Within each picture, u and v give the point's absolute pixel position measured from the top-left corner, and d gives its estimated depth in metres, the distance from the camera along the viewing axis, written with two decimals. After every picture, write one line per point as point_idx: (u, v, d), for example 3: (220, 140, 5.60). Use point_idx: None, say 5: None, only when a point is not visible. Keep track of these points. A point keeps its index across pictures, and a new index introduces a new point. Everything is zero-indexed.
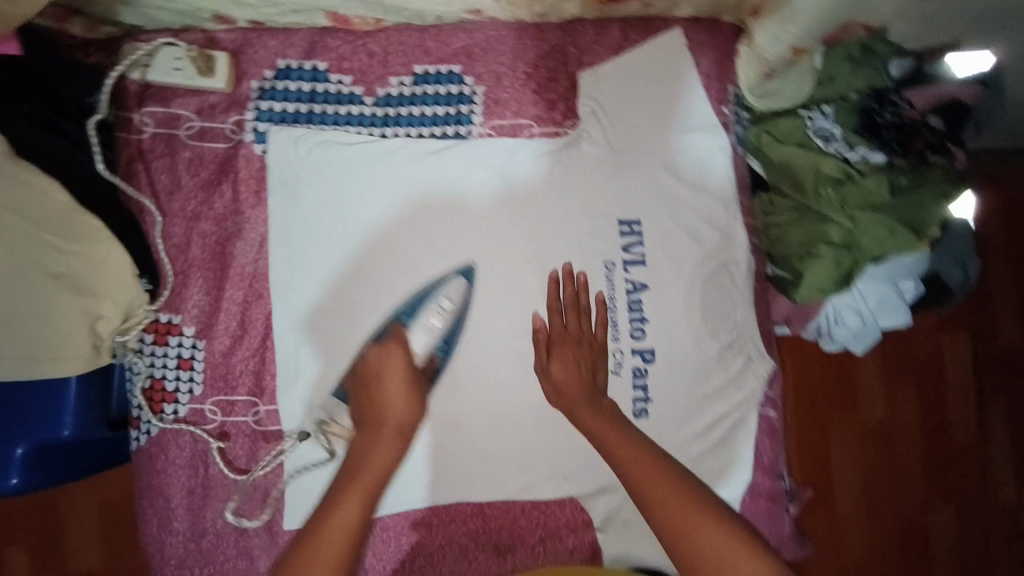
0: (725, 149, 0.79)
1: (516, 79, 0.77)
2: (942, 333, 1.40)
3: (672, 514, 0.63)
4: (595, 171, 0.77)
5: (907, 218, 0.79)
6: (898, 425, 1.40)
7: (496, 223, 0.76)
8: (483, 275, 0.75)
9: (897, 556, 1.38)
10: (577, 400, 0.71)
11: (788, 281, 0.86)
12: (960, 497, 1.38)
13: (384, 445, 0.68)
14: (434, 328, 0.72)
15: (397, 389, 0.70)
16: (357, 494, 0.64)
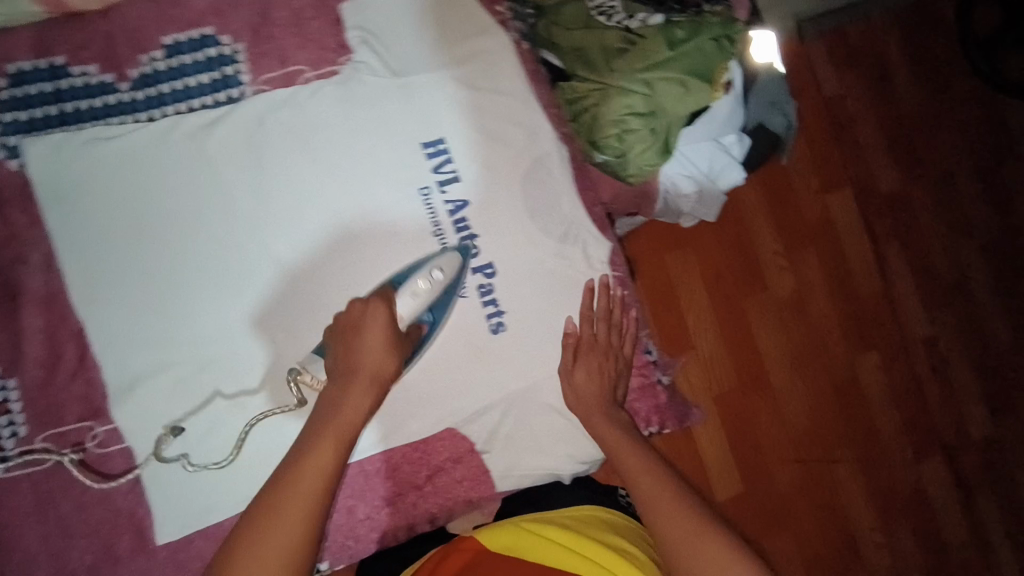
0: (508, 46, 0.78)
1: (274, 27, 0.74)
2: (827, 195, 1.67)
3: (642, 484, 0.71)
4: (383, 100, 0.75)
5: (698, 71, 0.80)
6: (808, 289, 1.66)
7: (305, 184, 0.74)
8: (305, 240, 0.74)
9: (829, 395, 1.66)
10: (594, 405, 0.76)
11: (615, 163, 0.88)
12: (869, 335, 1.69)
13: (358, 395, 0.64)
14: (422, 291, 0.70)
15: (377, 349, 0.65)
16: (334, 439, 0.61)
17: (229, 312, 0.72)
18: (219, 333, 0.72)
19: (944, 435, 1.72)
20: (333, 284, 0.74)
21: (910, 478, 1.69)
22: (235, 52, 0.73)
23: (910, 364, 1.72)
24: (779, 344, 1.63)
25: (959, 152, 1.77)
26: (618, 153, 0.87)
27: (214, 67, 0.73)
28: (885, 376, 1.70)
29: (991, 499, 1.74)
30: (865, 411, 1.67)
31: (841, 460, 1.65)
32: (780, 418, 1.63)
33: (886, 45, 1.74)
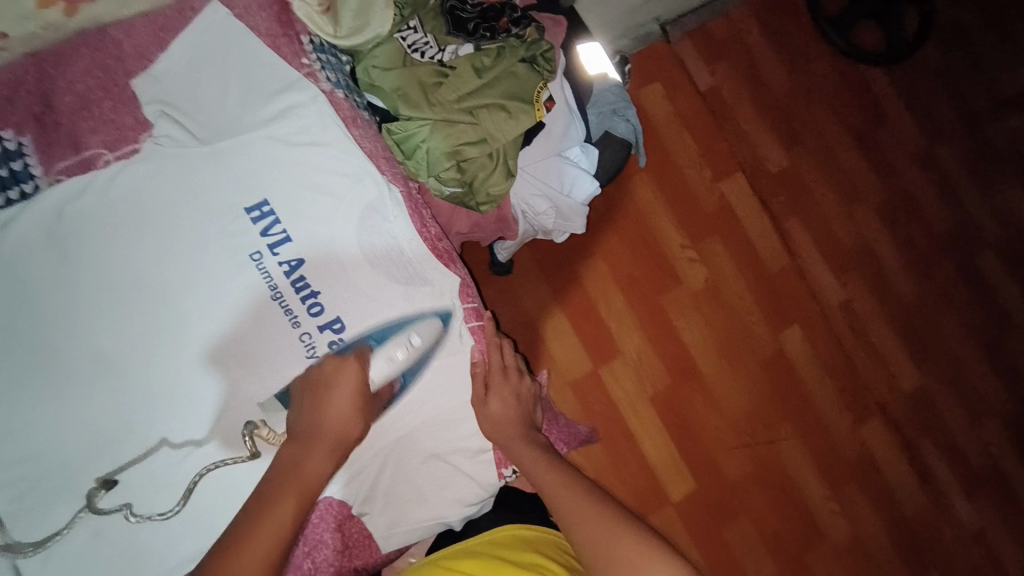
0: (318, 96, 0.76)
1: (60, 114, 0.71)
2: (720, 183, 1.71)
3: (563, 499, 0.74)
4: (194, 170, 0.72)
5: (516, 92, 0.83)
6: (721, 277, 1.69)
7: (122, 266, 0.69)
8: (129, 326, 0.69)
9: (761, 376, 1.68)
10: (509, 431, 0.78)
11: (462, 194, 0.87)
12: (788, 310, 1.72)
13: (320, 454, 0.69)
14: (398, 357, 0.73)
15: (349, 403, 0.70)
16: (298, 492, 0.67)
17: (57, 418, 0.67)
18: (52, 443, 0.67)
19: (876, 394, 1.77)
20: (170, 364, 0.69)
21: (851, 442, 1.72)
22: (21, 146, 0.69)
23: (833, 330, 1.76)
24: (702, 333, 1.65)
25: (837, 125, 1.84)
26: (462, 182, 0.86)
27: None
28: (810, 347, 1.73)
29: (931, 447, 1.78)
30: (799, 385, 1.70)
31: (782, 437, 1.66)
32: (716, 406, 1.63)
33: (751, 33, 1.79)
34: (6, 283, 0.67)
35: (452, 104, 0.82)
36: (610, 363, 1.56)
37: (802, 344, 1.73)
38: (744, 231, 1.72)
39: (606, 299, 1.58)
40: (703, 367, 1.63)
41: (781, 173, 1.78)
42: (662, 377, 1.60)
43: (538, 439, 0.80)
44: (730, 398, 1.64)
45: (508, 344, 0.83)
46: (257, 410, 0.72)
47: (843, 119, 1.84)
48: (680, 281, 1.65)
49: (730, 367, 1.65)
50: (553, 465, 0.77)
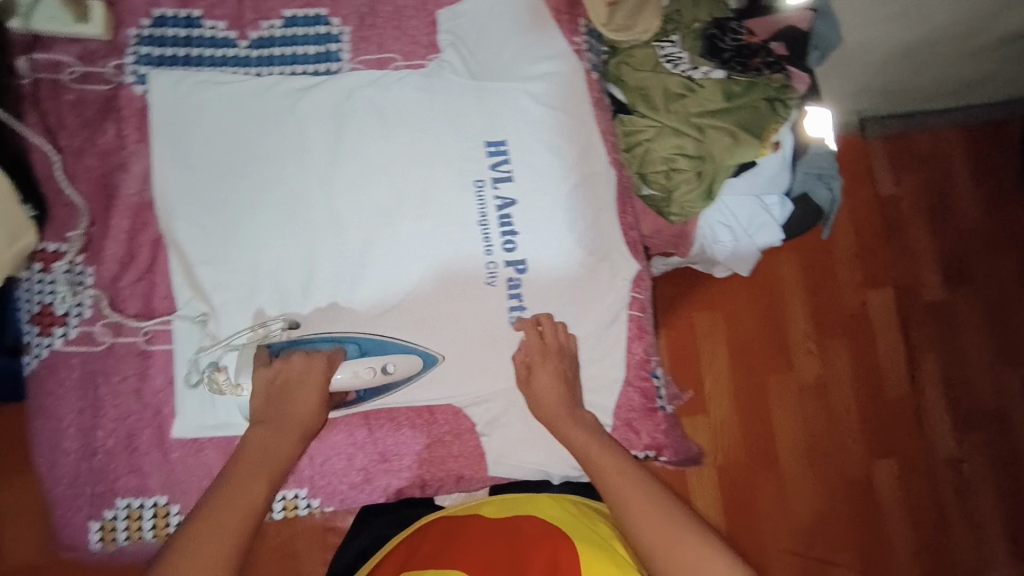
0: (578, 74, 0.87)
1: (378, 17, 0.84)
2: (867, 289, 1.66)
3: (613, 482, 0.70)
4: (459, 97, 0.83)
5: (750, 125, 0.86)
6: (834, 379, 1.63)
7: (380, 153, 0.82)
8: (371, 203, 0.81)
9: (840, 494, 1.59)
10: (557, 413, 0.76)
11: (658, 198, 0.93)
12: (892, 441, 1.63)
13: (258, 479, 0.65)
14: (363, 373, 0.74)
15: (305, 401, 0.71)
16: (235, 524, 0.61)
17: (286, 251, 0.79)
18: (273, 268, 0.79)
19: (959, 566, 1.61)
20: (385, 243, 0.81)
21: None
22: (341, 34, 0.83)
23: (932, 481, 1.64)
24: (794, 427, 1.60)
25: (1015, 278, 1.71)
26: (664, 189, 0.92)
27: (322, 43, 0.82)
28: (900, 486, 1.62)
29: None
30: (878, 520, 1.60)
31: (841, 563, 1.57)
32: (783, 503, 1.57)
33: (954, 157, 1.72)
34: (297, 132, 0.81)
35: (685, 117, 0.87)
36: (695, 417, 1.55)
37: (895, 480, 1.62)
38: (873, 345, 1.65)
39: (713, 357, 1.58)
40: (783, 460, 1.58)
41: (936, 303, 1.69)
42: (740, 451, 1.57)
43: (579, 416, 0.77)
44: (800, 502, 1.57)
45: (563, 326, 0.80)
46: (429, 308, 0.80)
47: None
48: (790, 368, 1.61)
49: (813, 472, 1.59)
50: (608, 447, 0.73)
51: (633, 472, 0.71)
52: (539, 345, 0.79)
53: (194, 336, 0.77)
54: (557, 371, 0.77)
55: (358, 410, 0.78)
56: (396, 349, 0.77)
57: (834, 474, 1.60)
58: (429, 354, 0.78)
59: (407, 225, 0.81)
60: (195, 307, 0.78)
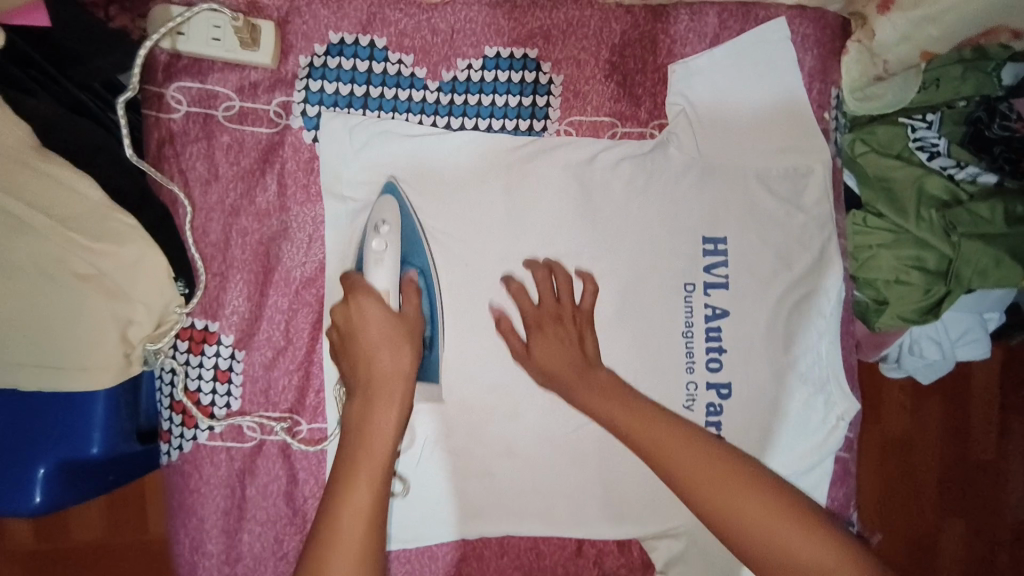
0: (825, 161, 0.71)
1: (598, 67, 0.68)
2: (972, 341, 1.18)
3: (667, 447, 0.55)
4: (681, 181, 0.69)
5: (1016, 248, 0.71)
6: (922, 440, 1.16)
7: (577, 232, 0.68)
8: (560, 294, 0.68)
9: None
10: (575, 382, 0.61)
11: (869, 306, 0.80)
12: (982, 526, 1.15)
13: (384, 409, 0.54)
14: (379, 252, 0.61)
15: (381, 326, 0.57)
16: (372, 470, 0.52)
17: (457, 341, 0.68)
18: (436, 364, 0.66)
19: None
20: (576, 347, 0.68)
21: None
22: (551, 84, 0.67)
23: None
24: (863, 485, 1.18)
25: None
26: (878, 296, 0.79)
27: (528, 93, 0.67)
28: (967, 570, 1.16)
29: None
30: None
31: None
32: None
33: None
34: (484, 201, 0.67)
35: (938, 227, 0.72)
36: None
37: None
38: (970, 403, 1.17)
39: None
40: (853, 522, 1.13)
41: None
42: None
43: (601, 382, 0.61)
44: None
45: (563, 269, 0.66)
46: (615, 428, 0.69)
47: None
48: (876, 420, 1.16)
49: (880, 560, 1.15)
50: (658, 421, 0.57)
51: (706, 445, 0.55)
52: (534, 309, 0.64)
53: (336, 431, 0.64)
54: (560, 337, 0.63)
55: (529, 534, 0.70)
56: (412, 221, 0.64)
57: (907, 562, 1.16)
58: (390, 183, 0.65)
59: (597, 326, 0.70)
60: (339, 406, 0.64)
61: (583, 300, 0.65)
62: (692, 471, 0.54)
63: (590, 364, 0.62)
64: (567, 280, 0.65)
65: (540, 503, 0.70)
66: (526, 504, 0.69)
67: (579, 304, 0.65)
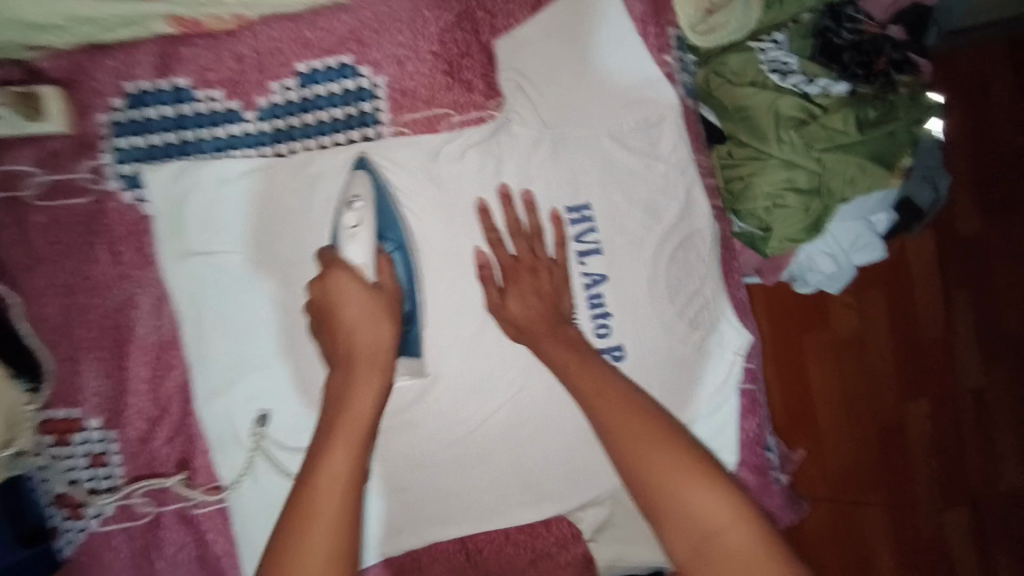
0: (674, 106, 0.70)
1: (421, 61, 0.64)
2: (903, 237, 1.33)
3: (602, 400, 0.56)
4: (532, 157, 0.67)
5: (878, 154, 0.71)
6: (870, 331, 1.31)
7: (432, 232, 0.66)
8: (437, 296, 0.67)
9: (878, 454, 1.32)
10: (540, 330, 0.64)
11: (757, 237, 0.79)
12: (930, 392, 1.33)
13: (363, 375, 0.56)
14: (354, 227, 0.62)
15: (359, 305, 0.59)
16: (351, 434, 0.52)
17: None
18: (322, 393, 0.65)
19: (986, 518, 1.34)
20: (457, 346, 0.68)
21: (935, 533, 1.32)
22: (375, 87, 0.64)
23: (987, 428, 1.36)
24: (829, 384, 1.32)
25: None
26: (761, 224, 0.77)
27: (352, 102, 0.64)
28: (932, 434, 1.33)
29: None
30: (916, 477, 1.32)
31: (872, 500, 1.30)
32: (819, 460, 1.29)
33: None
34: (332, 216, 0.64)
35: (800, 147, 0.71)
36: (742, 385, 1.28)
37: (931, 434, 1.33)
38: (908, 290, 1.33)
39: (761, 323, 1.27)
40: (821, 415, 1.29)
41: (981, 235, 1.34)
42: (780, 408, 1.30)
43: (567, 334, 0.64)
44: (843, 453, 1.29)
45: (558, 215, 0.68)
46: (519, 416, 0.70)
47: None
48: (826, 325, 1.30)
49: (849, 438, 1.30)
50: (591, 364, 0.60)
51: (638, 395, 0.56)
52: (510, 259, 0.66)
53: (246, 470, 0.65)
54: (533, 284, 0.65)
55: (453, 536, 0.72)
56: (393, 207, 0.64)
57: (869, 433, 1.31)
58: (360, 158, 0.64)
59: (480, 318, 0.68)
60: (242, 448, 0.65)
61: (555, 254, 0.67)
62: (621, 413, 0.54)
63: (560, 320, 0.65)
64: (536, 227, 0.67)
65: (459, 503, 0.71)
66: (448, 507, 0.71)
67: (554, 260, 0.67)
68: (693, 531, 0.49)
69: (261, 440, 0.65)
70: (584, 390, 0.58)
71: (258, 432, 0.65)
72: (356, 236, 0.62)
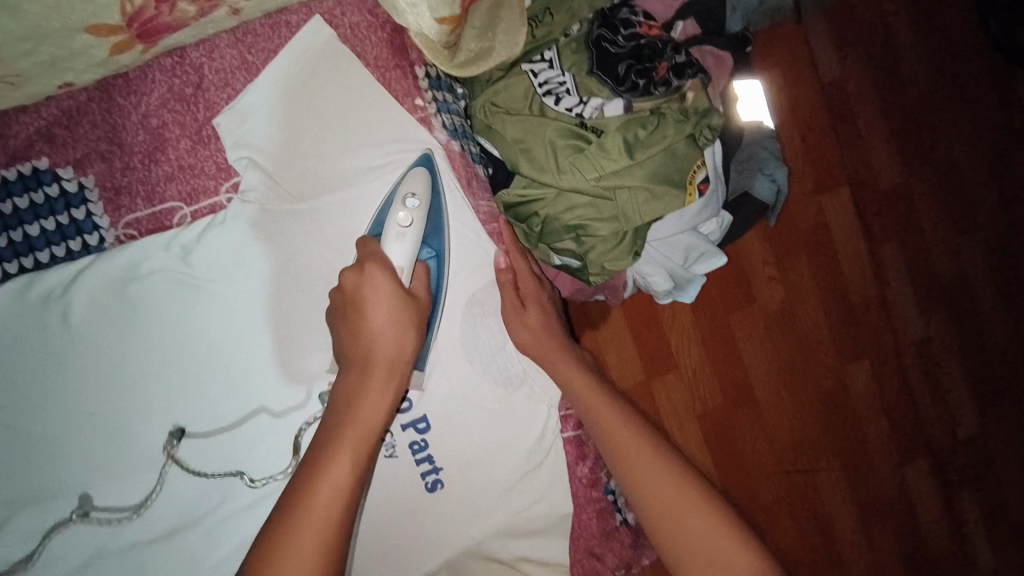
0: (429, 154, 0.65)
1: (130, 154, 0.59)
2: (820, 194, 1.25)
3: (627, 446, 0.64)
4: (281, 236, 0.63)
5: (663, 172, 0.66)
6: (800, 300, 1.26)
7: (203, 323, 0.62)
8: (219, 392, 0.63)
9: (824, 418, 1.29)
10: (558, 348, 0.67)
11: (576, 268, 0.75)
12: (872, 350, 1.31)
13: (379, 391, 0.56)
14: (405, 227, 0.60)
15: (389, 306, 0.57)
16: (357, 443, 0.53)
17: (113, 496, 0.61)
18: (131, 493, 0.61)
19: (943, 463, 1.36)
20: (246, 447, 0.63)
21: (893, 483, 1.33)
22: (83, 188, 0.58)
23: (932, 375, 1.36)
24: (768, 364, 1.25)
25: None
26: (578, 256, 0.73)
27: (60, 209, 0.58)
28: (878, 393, 1.32)
29: None
30: (867, 435, 1.31)
31: (826, 469, 1.28)
32: (766, 438, 1.26)
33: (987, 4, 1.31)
34: (89, 325, 0.60)
35: (581, 177, 0.66)
36: (663, 376, 1.19)
37: (876, 391, 1.32)
38: (833, 250, 1.27)
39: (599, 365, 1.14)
40: (761, 396, 1.24)
41: (898, 184, 1.32)
42: (713, 396, 1.22)
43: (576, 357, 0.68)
44: (788, 424, 1.26)
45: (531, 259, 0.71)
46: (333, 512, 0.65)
47: (999, 170, 1.35)
48: (750, 303, 1.23)
49: (792, 410, 1.26)
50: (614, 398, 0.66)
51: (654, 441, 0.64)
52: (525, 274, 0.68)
53: (115, 537, 0.61)
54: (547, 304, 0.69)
55: None
56: (437, 193, 0.64)
57: (814, 400, 1.28)
58: (426, 153, 0.64)
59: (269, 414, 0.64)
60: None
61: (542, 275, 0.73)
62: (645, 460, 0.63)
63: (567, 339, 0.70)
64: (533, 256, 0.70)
65: None
66: None
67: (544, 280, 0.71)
68: (695, 558, 0.59)
69: (173, 450, 0.61)
70: (607, 426, 0.65)
71: (170, 448, 0.61)
72: (398, 233, 0.60)
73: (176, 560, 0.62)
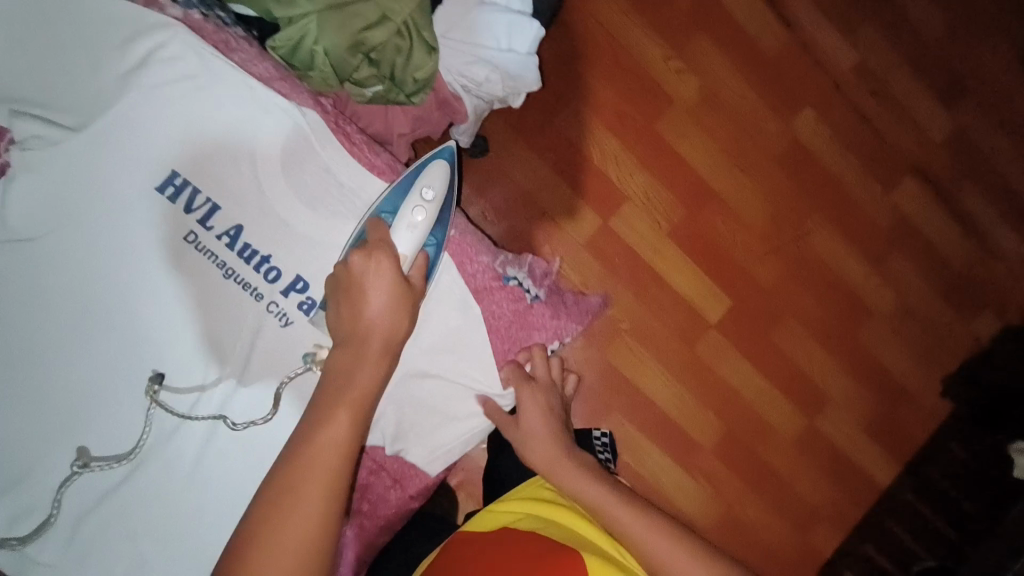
0: (174, 34, 0.64)
1: None
2: None
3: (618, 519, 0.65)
4: (77, 171, 0.63)
5: None
6: (716, 75, 1.05)
7: (61, 277, 0.64)
8: (112, 329, 0.65)
9: (795, 185, 1.08)
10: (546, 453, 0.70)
11: (388, 91, 0.74)
12: (826, 97, 1.07)
13: (345, 414, 0.55)
14: (417, 222, 0.64)
15: (389, 295, 0.60)
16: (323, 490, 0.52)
17: (98, 444, 0.65)
18: (119, 439, 0.66)
19: (989, 190, 1.11)
20: (173, 360, 0.66)
21: (887, 217, 1.10)
22: None
23: (885, 96, 1.09)
24: (711, 153, 1.05)
25: None
26: (381, 78, 0.72)
27: None
28: (840, 141, 1.09)
29: None
30: (858, 192, 1.09)
31: (816, 230, 1.09)
32: (743, 231, 1.07)
33: None
34: None
35: None
36: (621, 210, 1.03)
37: (843, 140, 1.08)
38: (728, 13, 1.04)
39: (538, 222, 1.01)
40: (717, 187, 1.05)
41: None
42: (676, 211, 1.05)
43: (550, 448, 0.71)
44: (758, 204, 1.07)
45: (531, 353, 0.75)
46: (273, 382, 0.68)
47: None
48: (667, 102, 1.03)
49: (755, 189, 1.07)
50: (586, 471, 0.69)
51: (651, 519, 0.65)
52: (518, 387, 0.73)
53: (118, 477, 0.66)
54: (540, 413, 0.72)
55: None
56: (447, 196, 0.68)
57: (776, 167, 1.07)
58: (443, 152, 0.68)
59: (173, 330, 0.66)
60: (39, 567, 0.65)
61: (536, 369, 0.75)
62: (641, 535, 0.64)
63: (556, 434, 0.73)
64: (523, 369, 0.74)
65: None
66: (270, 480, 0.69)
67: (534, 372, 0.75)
68: None
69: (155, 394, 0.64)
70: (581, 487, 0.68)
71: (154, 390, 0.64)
72: (407, 230, 0.64)
73: (166, 480, 0.67)
